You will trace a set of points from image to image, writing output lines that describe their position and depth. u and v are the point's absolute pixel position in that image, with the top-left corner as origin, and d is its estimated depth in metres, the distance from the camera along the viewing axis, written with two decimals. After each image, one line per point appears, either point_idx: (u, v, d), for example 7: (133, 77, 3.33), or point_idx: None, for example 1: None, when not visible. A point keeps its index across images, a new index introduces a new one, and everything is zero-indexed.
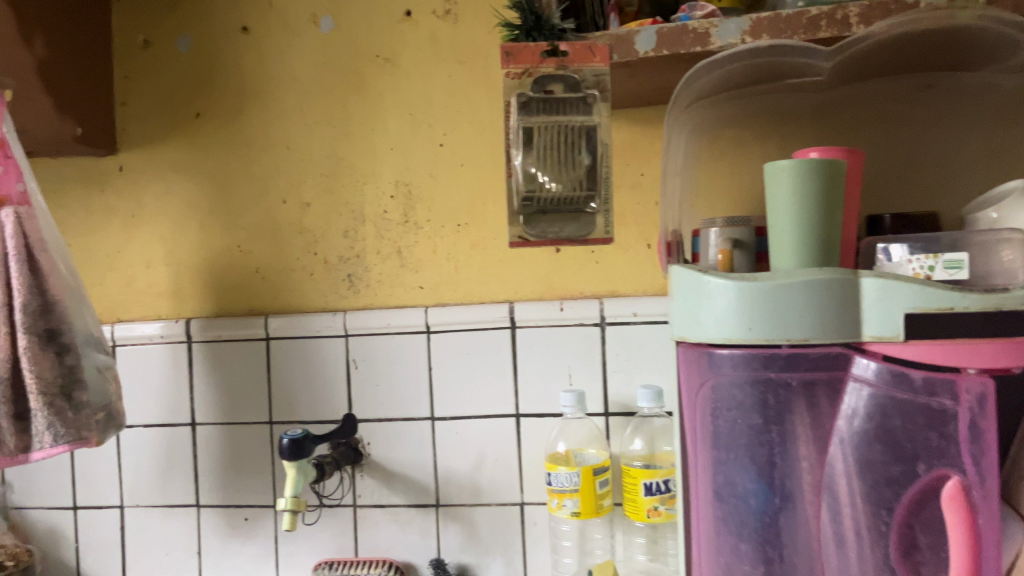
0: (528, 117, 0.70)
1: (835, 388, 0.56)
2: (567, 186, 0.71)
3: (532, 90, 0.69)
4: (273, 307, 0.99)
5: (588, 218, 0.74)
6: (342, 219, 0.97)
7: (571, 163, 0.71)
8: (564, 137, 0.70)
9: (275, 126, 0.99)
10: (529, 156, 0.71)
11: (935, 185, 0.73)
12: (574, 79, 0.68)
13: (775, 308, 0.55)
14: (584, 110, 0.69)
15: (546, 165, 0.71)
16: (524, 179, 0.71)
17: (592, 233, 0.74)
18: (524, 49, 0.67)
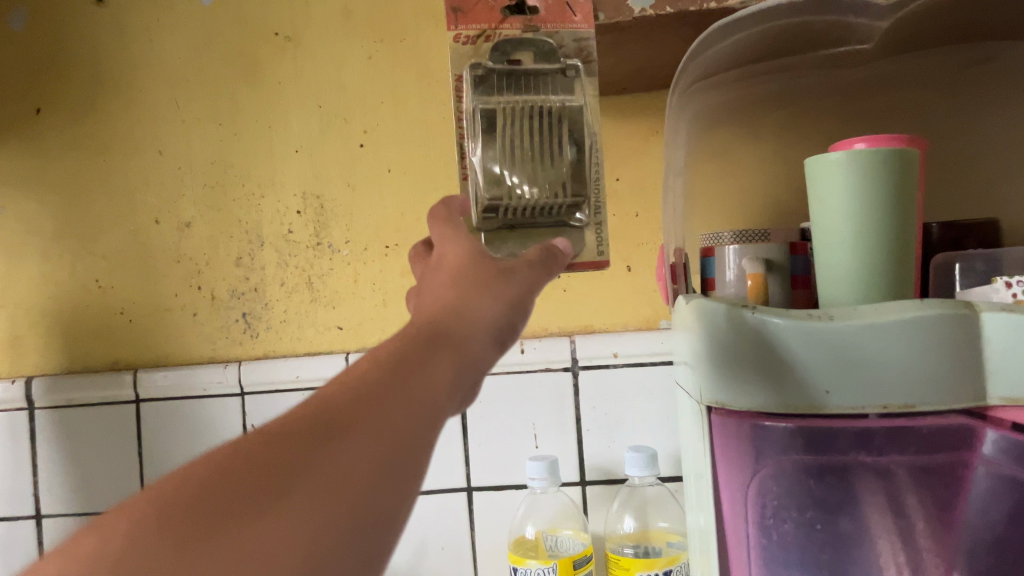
0: (487, 96, 0.48)
1: (956, 477, 0.39)
2: (547, 190, 0.47)
3: (492, 59, 0.49)
4: (142, 358, 0.79)
5: (575, 239, 0.50)
6: (234, 243, 0.78)
7: (551, 159, 0.48)
8: (540, 121, 0.48)
9: (142, 125, 0.79)
10: (491, 150, 0.48)
11: (993, 182, 0.57)
12: (549, 45, 0.50)
13: (859, 362, 0.39)
14: (563, 86, 0.49)
15: (516, 162, 0.48)
16: (486, 183, 0.47)
17: (581, 259, 0.50)
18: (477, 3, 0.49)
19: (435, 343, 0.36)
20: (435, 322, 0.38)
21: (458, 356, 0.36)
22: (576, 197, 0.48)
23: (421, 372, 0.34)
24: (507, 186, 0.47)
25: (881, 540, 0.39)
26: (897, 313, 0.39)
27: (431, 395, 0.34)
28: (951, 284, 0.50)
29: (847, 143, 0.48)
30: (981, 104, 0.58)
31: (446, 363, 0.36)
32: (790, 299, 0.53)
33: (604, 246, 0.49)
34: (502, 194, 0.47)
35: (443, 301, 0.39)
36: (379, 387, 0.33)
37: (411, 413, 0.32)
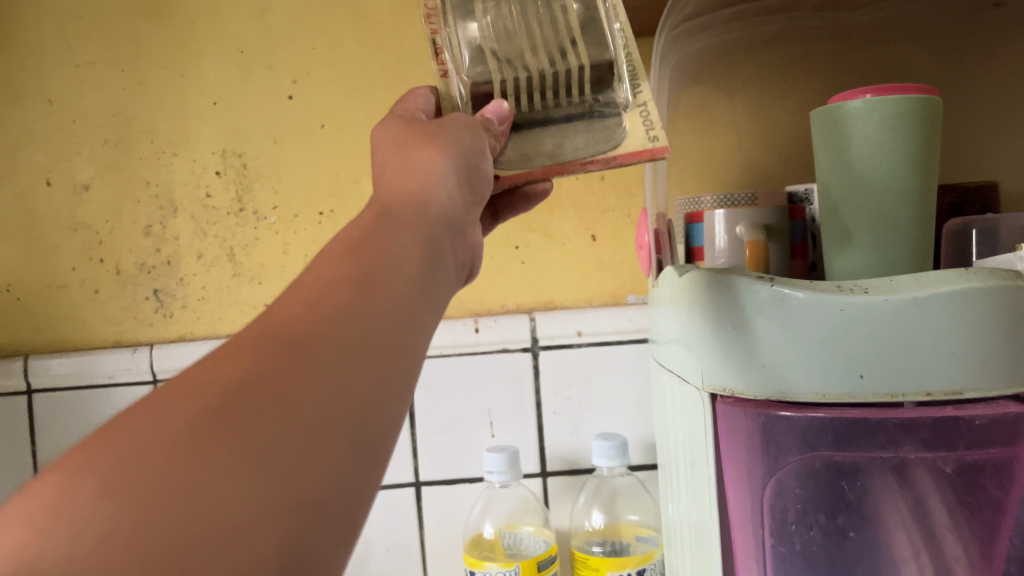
0: None
1: (1009, 474, 0.33)
2: (556, 62, 0.38)
3: None
4: (34, 345, 0.69)
5: (611, 120, 0.40)
6: (141, 208, 0.68)
7: (553, 16, 0.38)
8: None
9: (22, 69, 0.68)
10: (472, 16, 0.39)
11: (995, 138, 0.52)
12: None
13: (899, 341, 0.33)
14: None
15: (507, 27, 0.39)
16: (468, 68, 0.40)
17: (623, 146, 0.39)
18: None
19: (397, 197, 0.33)
20: (392, 177, 0.34)
21: (424, 220, 0.32)
22: (596, 65, 0.38)
23: (383, 258, 0.29)
24: (499, 60, 0.39)
25: (920, 551, 0.34)
26: (939, 283, 0.34)
27: (402, 276, 0.29)
28: (966, 253, 0.45)
29: (852, 92, 0.41)
30: (984, 52, 0.53)
31: (414, 235, 0.31)
32: (789, 271, 0.47)
33: (654, 128, 0.40)
34: (492, 74, 0.39)
35: (396, 162, 0.35)
36: (346, 283, 0.28)
37: (386, 315, 0.28)
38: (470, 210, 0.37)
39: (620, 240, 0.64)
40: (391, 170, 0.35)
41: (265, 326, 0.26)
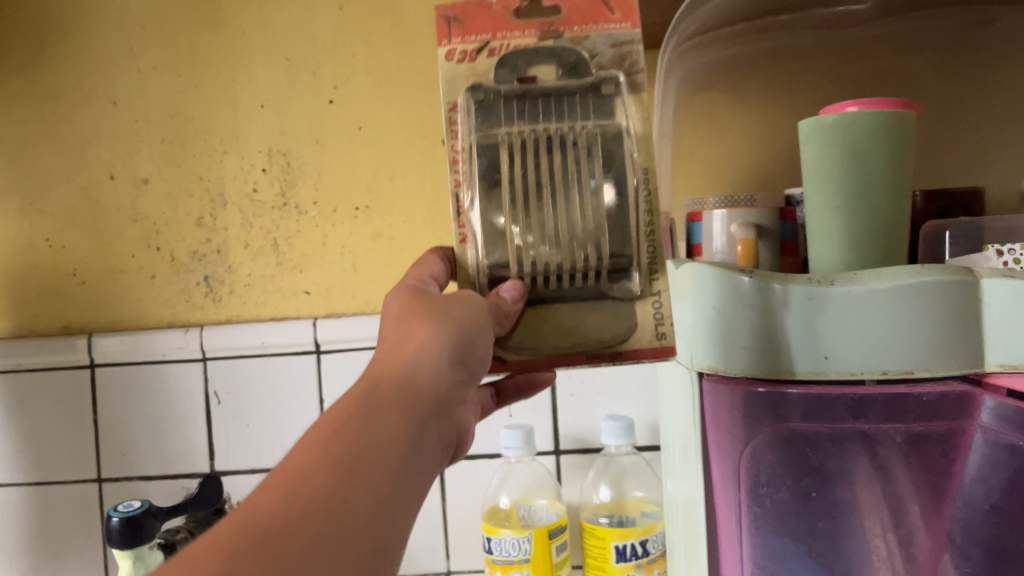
0: (489, 128, 0.47)
1: (954, 444, 0.38)
2: (575, 251, 0.46)
3: (500, 77, 0.48)
4: (97, 323, 0.76)
5: (623, 306, 0.47)
6: (194, 201, 0.75)
7: (584, 210, 0.46)
8: (564, 150, 0.46)
9: (92, 73, 0.76)
10: (495, 205, 0.46)
11: (980, 148, 0.57)
12: (571, 56, 0.48)
13: (856, 325, 0.38)
14: (595, 111, 0.47)
15: (530, 211, 0.46)
16: (495, 257, 0.46)
17: (632, 341, 0.47)
18: (473, 18, 0.48)
19: (385, 416, 0.38)
20: (383, 394, 0.39)
21: (405, 446, 0.37)
22: (614, 257, 0.46)
23: (372, 435, 0.36)
24: (517, 246, 0.46)
25: (876, 509, 0.39)
26: (896, 276, 0.38)
27: (386, 455, 0.36)
28: (940, 253, 0.50)
29: (839, 104, 0.47)
30: (974, 67, 0.57)
31: (392, 455, 0.36)
32: (779, 266, 0.52)
33: (663, 322, 0.47)
34: (514, 255, 0.46)
35: (391, 360, 0.41)
36: (333, 492, 0.33)
37: (362, 517, 0.33)
38: (454, 391, 0.43)
39: None
40: (384, 383, 0.39)
41: (267, 526, 0.31)
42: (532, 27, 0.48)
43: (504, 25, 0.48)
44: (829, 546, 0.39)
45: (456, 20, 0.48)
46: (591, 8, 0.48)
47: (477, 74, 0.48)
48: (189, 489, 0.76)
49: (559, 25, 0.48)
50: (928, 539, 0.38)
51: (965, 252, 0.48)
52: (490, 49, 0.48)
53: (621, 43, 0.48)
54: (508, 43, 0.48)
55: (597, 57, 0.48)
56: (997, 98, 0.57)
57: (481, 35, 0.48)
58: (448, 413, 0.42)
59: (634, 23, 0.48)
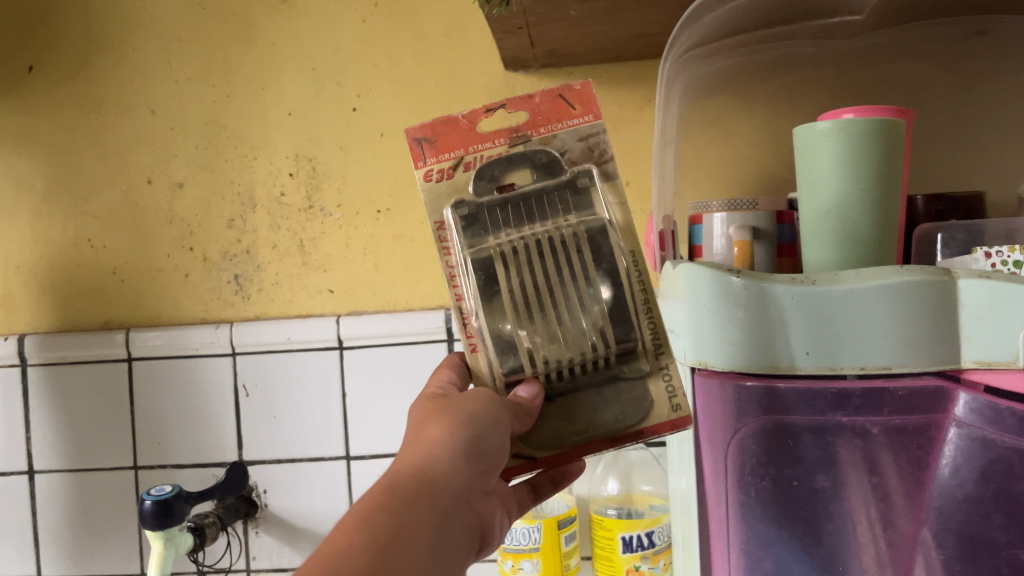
0: (481, 240, 0.46)
1: (929, 436, 0.40)
2: (580, 344, 0.44)
3: (478, 187, 0.47)
4: (135, 319, 0.81)
5: (637, 388, 0.45)
6: (226, 204, 0.79)
7: (583, 302, 0.44)
8: (558, 251, 0.45)
9: (132, 83, 0.80)
10: (497, 313, 0.44)
11: (974, 155, 0.59)
12: (541, 155, 0.47)
13: (839, 323, 0.39)
14: (576, 203, 0.46)
15: (532, 319, 0.44)
16: (506, 364, 0.44)
17: (652, 418, 0.45)
18: (445, 133, 0.48)
19: (408, 513, 0.36)
20: (405, 487, 0.37)
21: (428, 543, 0.36)
22: (622, 342, 0.44)
23: (399, 525, 0.35)
24: (524, 351, 0.44)
25: (855, 498, 0.41)
26: (878, 277, 0.39)
27: (416, 547, 0.35)
28: (932, 256, 0.51)
29: (835, 113, 0.48)
30: (971, 76, 0.59)
31: (416, 552, 0.35)
32: (775, 267, 0.54)
33: (676, 395, 0.45)
34: (522, 362, 0.44)
35: (409, 456, 0.40)
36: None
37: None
38: (475, 484, 0.41)
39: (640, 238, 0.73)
40: (405, 478, 0.38)
41: None
42: (502, 136, 0.48)
43: (474, 138, 0.48)
44: (811, 532, 0.41)
45: (428, 141, 0.47)
46: (553, 108, 0.48)
47: (456, 189, 0.47)
48: (218, 477, 0.79)
49: (526, 128, 0.47)
50: (907, 526, 0.40)
51: (956, 253, 0.50)
52: (466, 163, 0.47)
53: (587, 136, 0.47)
54: (482, 156, 0.47)
55: (566, 156, 0.47)
56: (992, 106, 0.58)
57: (453, 152, 0.47)
58: (469, 507, 0.40)
59: (597, 114, 0.48)
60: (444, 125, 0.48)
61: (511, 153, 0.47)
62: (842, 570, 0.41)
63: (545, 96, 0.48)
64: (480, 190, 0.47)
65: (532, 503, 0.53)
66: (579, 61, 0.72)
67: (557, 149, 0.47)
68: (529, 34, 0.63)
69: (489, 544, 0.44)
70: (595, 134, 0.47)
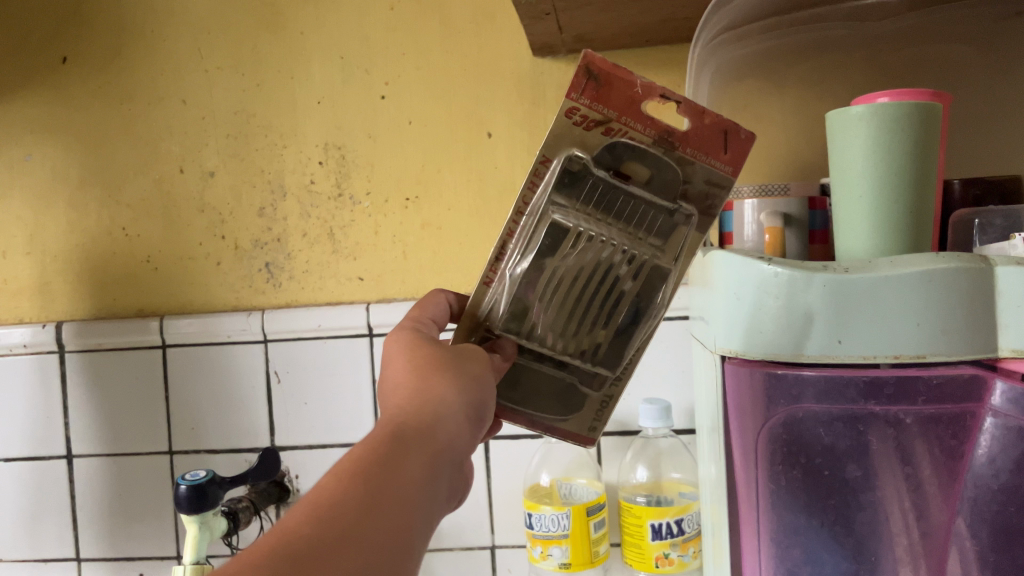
0: (567, 201, 0.46)
1: (963, 425, 0.39)
2: (571, 347, 0.48)
3: (604, 157, 0.46)
4: (169, 307, 0.82)
5: (580, 396, 0.51)
6: (257, 192, 0.79)
7: (603, 314, 0.47)
8: (609, 262, 0.46)
9: (164, 73, 0.81)
10: (535, 280, 0.47)
11: (1012, 139, 0.58)
12: (674, 173, 0.46)
13: (873, 314, 0.39)
14: (661, 231, 0.47)
15: (553, 307, 0.47)
16: (510, 322, 0.48)
17: (570, 424, 0.51)
18: (619, 88, 0.45)
19: (407, 463, 0.36)
20: (407, 438, 0.37)
21: (425, 496, 0.36)
22: (600, 366, 0.48)
23: (399, 476, 0.35)
24: (527, 325, 0.47)
25: (888, 487, 0.40)
26: (914, 265, 0.39)
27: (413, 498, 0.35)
28: (969, 243, 0.50)
29: (869, 96, 0.47)
30: (1008, 58, 0.58)
31: (412, 507, 0.34)
32: (807, 254, 0.53)
33: (599, 420, 0.51)
34: (521, 327, 0.47)
35: (408, 403, 0.39)
36: (354, 548, 0.31)
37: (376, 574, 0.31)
38: (467, 444, 0.41)
39: None
40: (408, 427, 0.38)
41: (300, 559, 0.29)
42: (656, 127, 0.46)
43: (633, 110, 0.46)
44: (842, 522, 0.41)
45: (596, 79, 0.45)
46: (710, 136, 0.46)
47: (585, 141, 0.46)
48: (250, 463, 0.81)
49: (676, 138, 0.46)
50: (941, 517, 0.40)
51: (993, 240, 0.49)
52: (609, 128, 0.46)
53: (715, 182, 0.47)
54: (624, 133, 0.46)
55: (689, 181, 0.47)
56: None
57: (609, 109, 0.46)
58: (460, 464, 0.40)
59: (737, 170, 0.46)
60: (620, 80, 0.45)
61: (651, 150, 0.46)
62: (874, 560, 0.40)
63: (712, 121, 0.46)
64: (603, 160, 0.46)
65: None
66: (607, 47, 0.72)
67: (688, 168, 0.47)
68: (557, 20, 0.62)
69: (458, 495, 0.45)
70: (722, 186, 0.47)
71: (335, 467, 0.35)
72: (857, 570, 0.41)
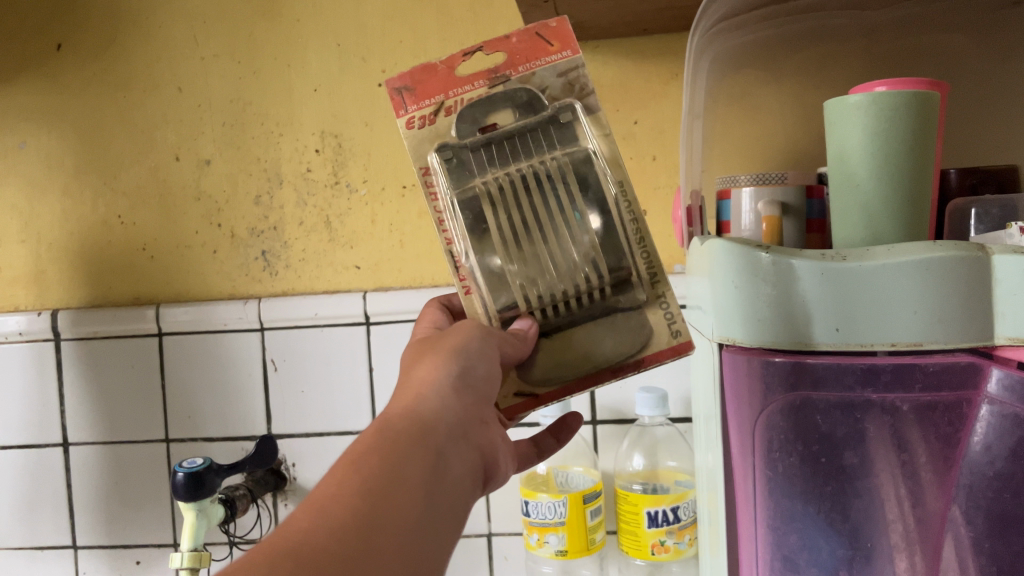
0: (465, 181, 0.45)
1: (959, 412, 0.39)
2: (572, 276, 0.43)
3: (463, 131, 0.47)
4: (165, 296, 0.82)
5: (635, 317, 0.45)
6: (253, 180, 0.79)
7: (572, 231, 0.43)
8: (542, 183, 0.44)
9: (159, 59, 0.81)
10: (489, 250, 0.43)
11: (1009, 128, 0.58)
12: (523, 94, 0.47)
13: (871, 300, 0.39)
14: (561, 138, 0.46)
15: (523, 254, 0.43)
16: (499, 300, 0.44)
17: (652, 346, 0.45)
18: (426, 79, 0.48)
19: (400, 448, 0.36)
20: (396, 427, 0.38)
21: (425, 477, 0.36)
22: (617, 271, 0.43)
23: (392, 462, 0.35)
24: (517, 287, 0.43)
25: (884, 474, 0.40)
26: (911, 253, 0.39)
27: (410, 479, 0.35)
28: (964, 231, 0.50)
29: (867, 85, 0.48)
30: (1005, 48, 0.58)
31: (411, 489, 0.35)
32: (804, 243, 0.53)
33: (675, 320, 0.45)
34: (513, 294, 0.43)
35: (402, 398, 0.40)
36: (352, 533, 0.32)
37: (379, 556, 0.32)
38: (470, 416, 0.41)
39: (666, 214, 0.74)
40: (395, 418, 0.38)
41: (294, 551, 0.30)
42: (482, 77, 0.47)
43: (455, 83, 0.48)
44: (838, 509, 0.41)
45: (407, 88, 0.47)
46: (530, 44, 0.48)
47: (437, 135, 0.47)
48: (247, 451, 0.81)
49: (503, 68, 0.47)
50: (936, 503, 0.40)
51: (989, 229, 0.49)
52: (447, 108, 0.47)
53: (568, 71, 0.47)
54: (462, 99, 0.47)
55: (546, 91, 0.47)
56: None
57: (435, 97, 0.47)
58: (467, 440, 0.40)
59: (575, 49, 0.48)
60: (424, 73, 0.48)
61: (492, 92, 0.47)
62: (869, 546, 0.41)
63: (520, 35, 0.48)
64: (462, 134, 0.47)
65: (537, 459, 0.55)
66: (605, 36, 0.72)
67: (535, 86, 0.47)
68: (555, 8, 0.62)
69: (496, 480, 0.45)
70: (574, 68, 0.47)
71: (334, 465, 0.36)
72: (852, 556, 0.41)
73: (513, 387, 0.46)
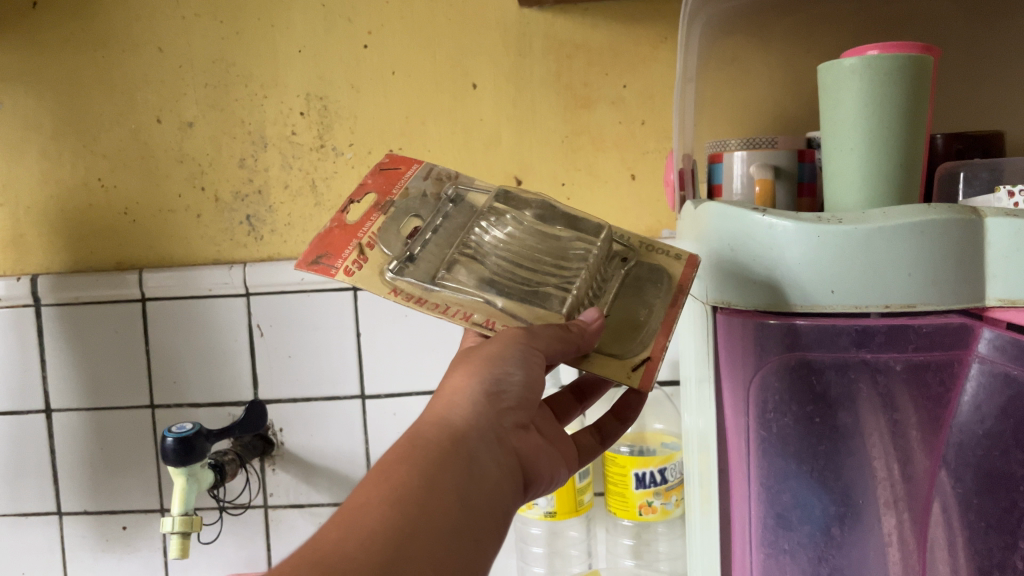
0: (440, 266, 0.46)
1: (950, 371, 0.40)
2: (586, 259, 0.46)
3: (394, 250, 0.47)
4: (148, 261, 0.81)
5: (645, 267, 0.49)
6: (237, 143, 0.78)
7: (547, 239, 0.47)
8: (498, 227, 0.47)
9: (140, 19, 0.79)
10: (505, 288, 0.45)
11: (993, 95, 0.59)
12: (414, 202, 0.50)
13: (865, 263, 0.38)
14: (469, 206, 0.50)
15: (538, 268, 0.46)
16: (555, 304, 0.44)
17: (676, 270, 0.47)
18: (332, 239, 0.48)
19: (431, 457, 0.38)
20: (426, 437, 0.39)
21: (457, 484, 0.38)
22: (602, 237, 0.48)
23: (420, 470, 0.37)
24: (552, 293, 0.45)
25: (874, 435, 0.41)
26: (905, 216, 0.38)
27: (438, 486, 0.37)
28: (953, 195, 0.51)
29: (861, 47, 0.47)
30: (995, 14, 0.58)
31: (444, 496, 0.37)
32: (795, 206, 0.54)
33: (670, 249, 0.48)
34: (557, 294, 0.45)
35: (433, 408, 0.42)
36: (386, 541, 0.33)
37: (409, 558, 0.33)
38: (501, 420, 0.43)
39: (655, 178, 0.74)
40: (426, 428, 0.40)
41: (317, 558, 0.32)
42: (373, 213, 0.49)
43: (355, 228, 0.48)
44: (830, 467, 0.42)
45: (324, 254, 0.47)
46: (384, 177, 0.51)
47: (379, 264, 0.46)
48: (235, 416, 0.81)
49: (382, 200, 0.50)
50: (924, 461, 0.41)
51: (977, 192, 0.50)
52: (368, 244, 0.47)
53: (430, 174, 0.52)
54: (373, 233, 0.48)
55: (427, 194, 0.51)
56: (1014, 45, 0.58)
57: (350, 246, 0.47)
58: (498, 444, 0.42)
59: (417, 162, 0.52)
60: (326, 239, 0.48)
61: (391, 216, 0.49)
62: (858, 503, 0.42)
63: (371, 177, 0.51)
64: (397, 250, 0.47)
65: (603, 447, 0.57)
66: None
67: (417, 196, 0.50)
68: None
69: (540, 484, 0.46)
70: (430, 170, 0.52)
71: (368, 473, 0.37)
72: (843, 513, 0.42)
73: (628, 363, 0.45)
